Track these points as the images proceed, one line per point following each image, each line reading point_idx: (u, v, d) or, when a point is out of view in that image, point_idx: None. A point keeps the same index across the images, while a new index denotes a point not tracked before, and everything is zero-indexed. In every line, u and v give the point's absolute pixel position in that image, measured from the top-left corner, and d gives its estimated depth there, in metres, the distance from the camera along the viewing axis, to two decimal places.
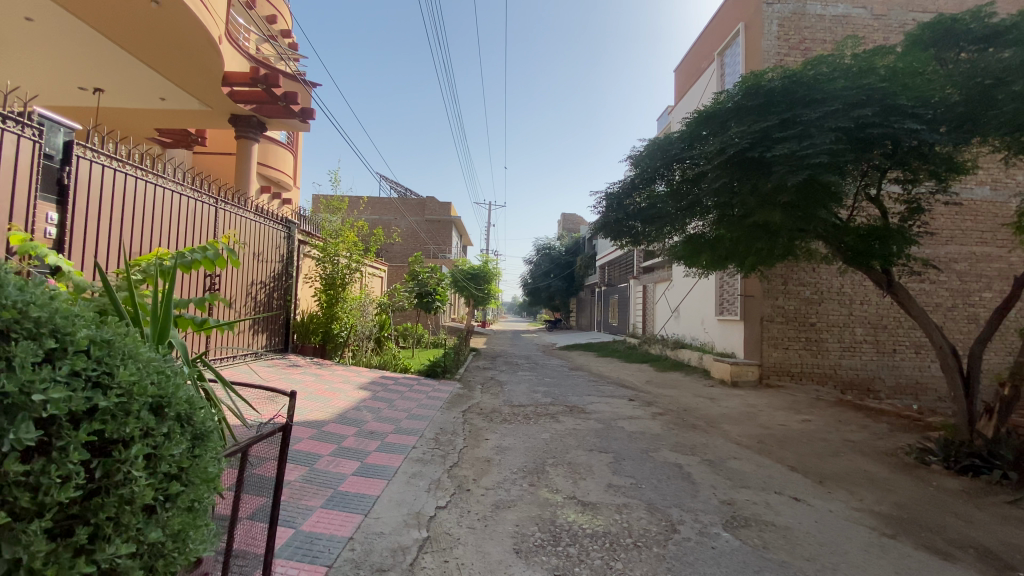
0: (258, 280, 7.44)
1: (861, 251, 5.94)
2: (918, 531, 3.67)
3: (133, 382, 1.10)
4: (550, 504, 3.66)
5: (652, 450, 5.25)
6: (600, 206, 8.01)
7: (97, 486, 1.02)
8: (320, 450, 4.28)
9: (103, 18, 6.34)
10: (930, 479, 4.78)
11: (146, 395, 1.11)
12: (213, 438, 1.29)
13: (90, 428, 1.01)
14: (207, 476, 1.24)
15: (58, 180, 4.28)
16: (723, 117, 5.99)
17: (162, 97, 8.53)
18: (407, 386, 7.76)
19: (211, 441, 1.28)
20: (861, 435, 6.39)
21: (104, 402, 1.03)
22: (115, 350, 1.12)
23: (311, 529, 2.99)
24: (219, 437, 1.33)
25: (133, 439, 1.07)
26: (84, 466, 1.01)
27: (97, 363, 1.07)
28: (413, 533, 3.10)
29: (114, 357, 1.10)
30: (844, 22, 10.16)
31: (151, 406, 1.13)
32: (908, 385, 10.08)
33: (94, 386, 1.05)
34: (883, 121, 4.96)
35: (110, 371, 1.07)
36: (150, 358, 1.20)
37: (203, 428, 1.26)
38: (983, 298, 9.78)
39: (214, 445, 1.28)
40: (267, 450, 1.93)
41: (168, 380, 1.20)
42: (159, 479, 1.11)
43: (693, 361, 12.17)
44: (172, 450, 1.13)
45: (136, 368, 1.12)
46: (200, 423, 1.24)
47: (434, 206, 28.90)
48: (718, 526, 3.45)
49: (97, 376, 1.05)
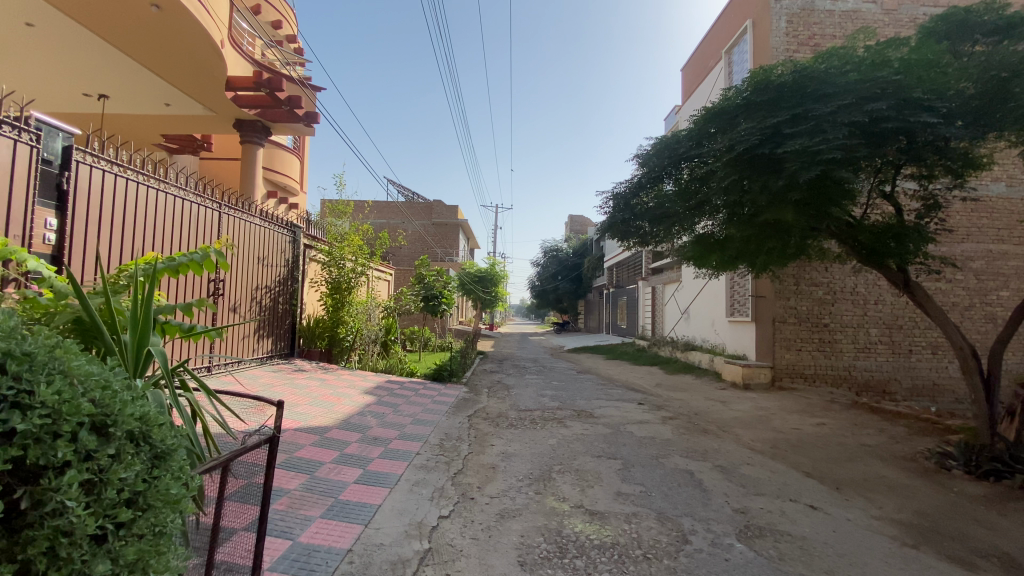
0: (263, 285, 7.40)
1: (876, 249, 5.78)
2: (940, 540, 3.50)
3: (62, 399, 0.99)
4: (557, 514, 3.55)
5: (662, 456, 5.11)
6: (606, 207, 7.93)
7: (24, 517, 0.92)
8: (322, 456, 4.20)
9: (106, 24, 6.36)
10: (951, 484, 4.60)
11: (81, 413, 1.00)
12: (179, 457, 1.18)
13: (8, 454, 0.90)
14: (172, 498, 1.12)
15: (58, 185, 4.25)
16: (731, 113, 5.85)
17: (167, 102, 8.57)
18: (413, 391, 7.67)
19: (177, 460, 1.17)
20: (877, 439, 6.20)
21: (23, 424, 0.92)
22: (40, 365, 1.02)
23: (309, 540, 2.89)
24: (189, 456, 1.23)
25: (67, 464, 0.96)
26: (7, 496, 0.91)
27: (16, 381, 0.97)
28: (414, 544, 2.99)
29: (37, 373, 1.00)
30: (853, 18, 9.99)
31: (90, 425, 1.02)
32: (924, 387, 9.83)
33: (13, 406, 0.95)
34: (898, 115, 4.79)
35: (30, 390, 0.97)
36: (87, 373, 1.09)
37: (165, 446, 1.15)
38: (1000, 297, 9.53)
39: (178, 465, 1.17)
40: (253, 461, 1.84)
41: (114, 396, 1.10)
42: (105, 506, 1.00)
43: (704, 363, 11.99)
44: (118, 475, 1.02)
45: (65, 385, 1.01)
46: (160, 441, 1.13)
47: (441, 210, 29.04)
48: (731, 536, 3.31)
49: (15, 395, 0.95)
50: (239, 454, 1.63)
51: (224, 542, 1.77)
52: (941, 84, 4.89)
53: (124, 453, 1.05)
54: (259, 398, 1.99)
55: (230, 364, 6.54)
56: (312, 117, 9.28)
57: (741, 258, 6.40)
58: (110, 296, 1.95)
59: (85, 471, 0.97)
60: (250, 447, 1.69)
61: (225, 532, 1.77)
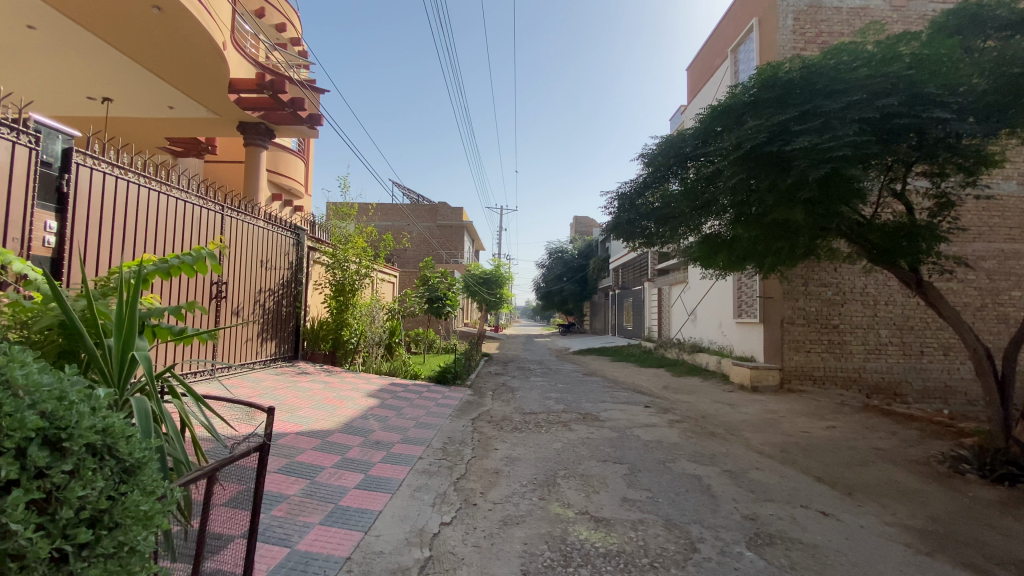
0: (267, 288, 7.36)
1: (888, 249, 5.67)
2: (956, 547, 3.39)
3: (7, 415, 0.92)
4: (561, 520, 3.47)
5: (669, 461, 5.02)
6: (611, 207, 7.88)
7: None
8: (323, 461, 4.14)
9: (107, 26, 6.37)
10: (966, 489, 4.47)
11: (29, 428, 0.93)
12: (148, 470, 1.12)
13: None
14: (144, 514, 1.07)
15: (58, 188, 4.24)
16: (738, 111, 5.74)
17: (171, 105, 8.60)
18: (417, 393, 7.60)
19: (147, 475, 1.12)
20: (889, 442, 6.06)
21: None
22: None
23: (308, 548, 2.83)
24: (159, 468, 1.18)
25: (13, 483, 0.90)
26: None
27: None
28: (415, 552, 2.92)
29: None
30: (861, 14, 9.87)
31: (41, 441, 0.96)
32: (936, 389, 9.64)
33: None
34: (910, 111, 4.68)
35: None
36: (39, 385, 1.03)
37: (133, 459, 1.10)
38: (1013, 297, 9.34)
39: (147, 478, 1.12)
40: (243, 469, 1.78)
41: (69, 407, 1.03)
42: (62, 526, 0.94)
43: (711, 365, 11.86)
44: (76, 493, 0.96)
45: (12, 399, 0.95)
46: (127, 454, 1.08)
47: (446, 212, 29.07)
48: (740, 544, 3.22)
49: None
50: (226, 461, 1.56)
51: (219, 552, 1.74)
52: (954, 78, 4.76)
53: (83, 470, 1.00)
54: (249, 403, 1.93)
55: (233, 367, 6.51)
56: (315, 119, 9.26)
57: (749, 259, 6.30)
58: (96, 299, 1.89)
59: (37, 489, 0.92)
60: (238, 456, 1.63)
61: (219, 541, 1.73)
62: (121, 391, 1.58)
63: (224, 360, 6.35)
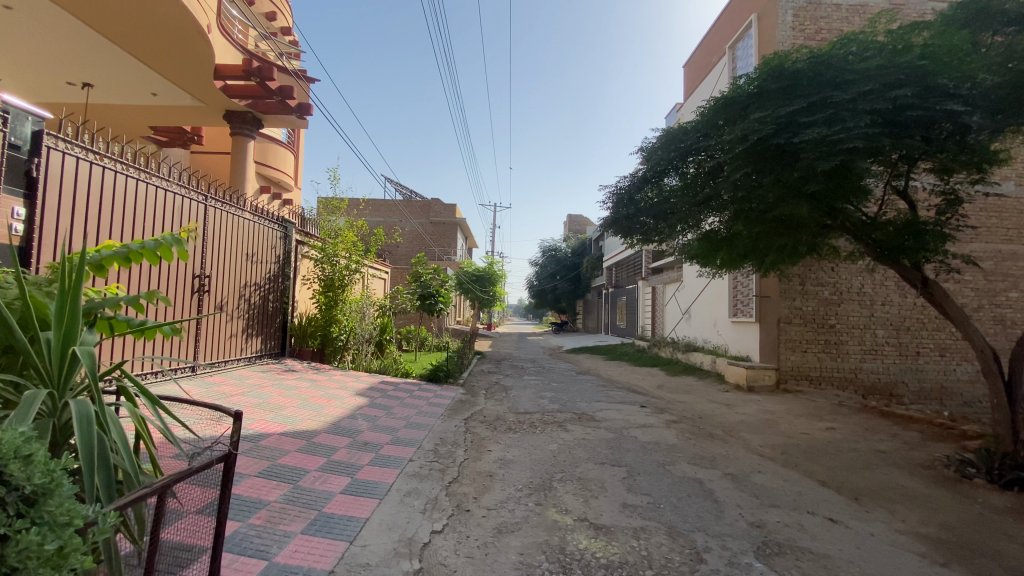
0: (253, 282, 7.09)
1: (893, 247, 5.53)
2: (972, 557, 3.24)
3: None
4: (559, 528, 3.28)
5: (669, 463, 4.85)
6: (608, 203, 7.72)
7: None
8: (307, 464, 3.92)
9: (87, 5, 6.08)
10: (974, 495, 4.34)
11: None
12: (54, 494, 0.95)
13: None
14: (48, 554, 0.89)
15: (27, 172, 3.96)
16: (743, 103, 5.56)
17: (154, 92, 8.34)
18: (408, 392, 7.38)
19: (56, 499, 0.95)
20: (891, 445, 5.93)
21: None
22: None
23: (287, 560, 2.61)
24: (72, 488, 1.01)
25: None
26: None
27: None
28: (403, 564, 2.72)
29: None
30: (861, 12, 9.76)
31: None
32: (932, 390, 9.57)
33: None
34: (922, 103, 4.48)
35: None
36: None
37: (32, 482, 0.92)
38: (1010, 298, 9.28)
39: (55, 502, 0.95)
40: (206, 482, 1.56)
41: None
42: None
43: (706, 365, 11.72)
44: None
45: None
46: (18, 478, 0.91)
47: (439, 209, 28.79)
48: (749, 554, 3.04)
49: None
50: (184, 474, 1.36)
51: (190, 564, 1.59)
52: (969, 68, 4.59)
53: None
54: (215, 408, 1.73)
55: (216, 365, 6.26)
56: (304, 109, 8.96)
57: (749, 257, 6.18)
58: (40, 289, 1.68)
59: None
60: (197, 467, 1.42)
61: (189, 553, 1.57)
62: (62, 391, 1.42)
63: (207, 358, 6.11)
